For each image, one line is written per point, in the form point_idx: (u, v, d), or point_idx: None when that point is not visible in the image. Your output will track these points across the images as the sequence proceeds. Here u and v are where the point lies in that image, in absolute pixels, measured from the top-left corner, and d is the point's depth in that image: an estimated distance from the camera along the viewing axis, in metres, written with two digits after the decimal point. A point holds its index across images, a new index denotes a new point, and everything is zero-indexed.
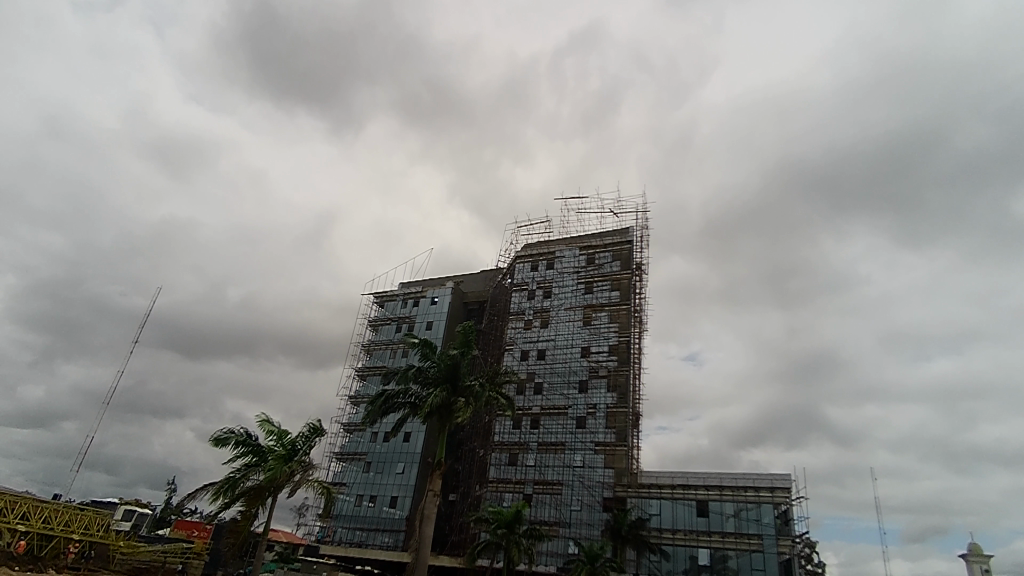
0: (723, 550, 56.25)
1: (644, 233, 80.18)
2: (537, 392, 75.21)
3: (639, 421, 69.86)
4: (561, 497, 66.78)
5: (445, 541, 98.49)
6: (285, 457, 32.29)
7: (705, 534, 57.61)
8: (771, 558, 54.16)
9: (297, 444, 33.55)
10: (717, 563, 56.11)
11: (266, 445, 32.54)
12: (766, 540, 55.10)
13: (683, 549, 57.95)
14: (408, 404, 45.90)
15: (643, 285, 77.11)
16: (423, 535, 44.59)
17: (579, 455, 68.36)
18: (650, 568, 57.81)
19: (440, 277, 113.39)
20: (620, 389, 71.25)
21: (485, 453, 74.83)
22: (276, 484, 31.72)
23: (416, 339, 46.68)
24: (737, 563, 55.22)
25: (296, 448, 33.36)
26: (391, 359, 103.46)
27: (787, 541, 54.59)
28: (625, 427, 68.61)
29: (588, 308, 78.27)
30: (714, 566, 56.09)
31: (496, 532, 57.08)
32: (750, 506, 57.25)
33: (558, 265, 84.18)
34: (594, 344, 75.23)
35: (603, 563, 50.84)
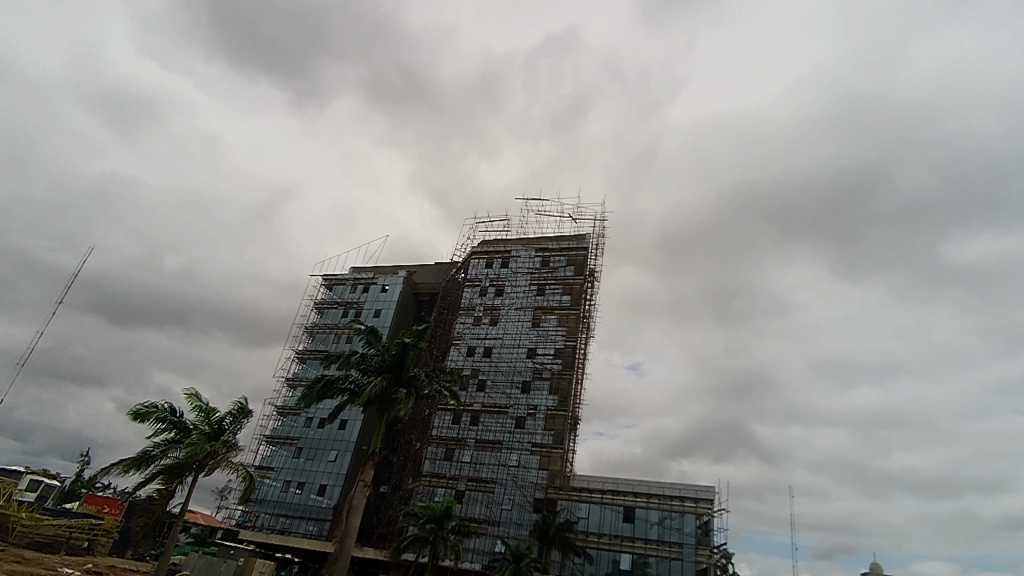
0: (644, 556, 57.81)
1: (600, 242, 81.40)
2: (479, 389, 75.19)
3: (577, 425, 70.90)
4: (493, 495, 66.95)
5: (371, 533, 97.07)
6: (209, 436, 31.09)
7: (629, 540, 59.03)
8: (689, 566, 56.16)
9: (223, 424, 32.47)
10: (637, 568, 57.63)
11: (190, 423, 31.22)
12: (685, 549, 57.05)
13: (606, 553, 59.13)
14: (346, 391, 44.92)
15: (593, 293, 78.33)
16: (349, 524, 43.72)
17: (514, 455, 68.70)
18: (573, 570, 58.79)
19: (393, 266, 111.71)
20: (561, 392, 72.14)
21: (421, 446, 74.15)
22: (197, 463, 30.44)
23: (362, 325, 45.86)
24: (657, 569, 56.91)
25: (222, 428, 32.32)
26: (334, 345, 101.08)
27: (705, 550, 56.76)
28: (563, 430, 69.51)
29: (538, 310, 78.87)
30: (634, 570, 57.57)
31: (423, 526, 56.60)
32: (673, 515, 59.07)
33: (513, 265, 84.46)
34: (540, 346, 75.83)
35: (528, 563, 51.24)
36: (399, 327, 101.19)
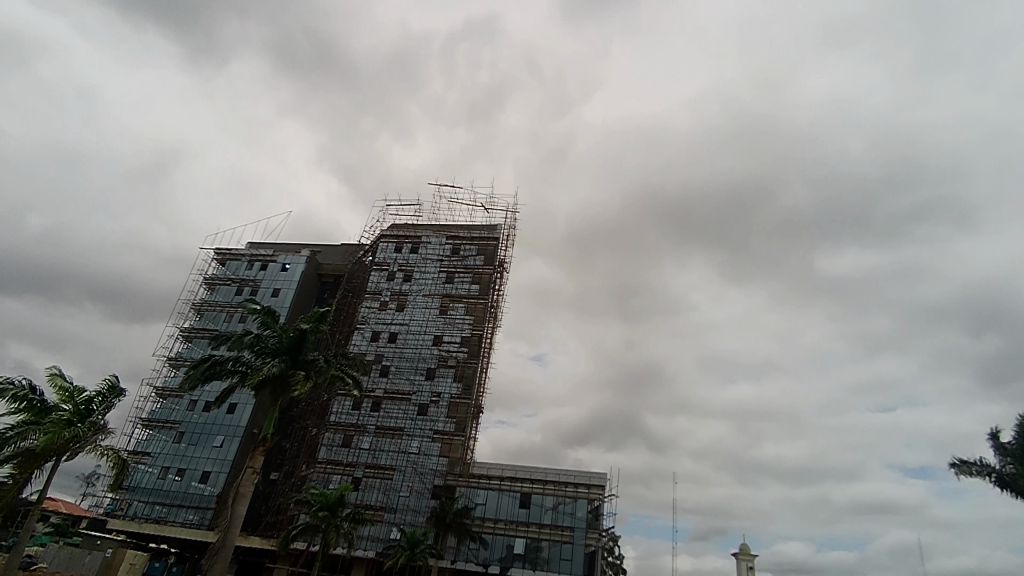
0: (537, 541, 59.12)
1: (511, 233, 81.64)
2: (383, 375, 73.21)
3: (479, 413, 71.08)
4: (391, 483, 65.67)
5: (258, 522, 92.18)
6: (75, 418, 27.63)
7: (524, 524, 60.13)
8: (578, 549, 58.18)
9: (91, 406, 29.00)
10: (530, 552, 58.83)
11: (52, 402, 27.59)
12: (576, 532, 59.07)
13: (501, 538, 59.93)
14: (236, 373, 41.84)
15: (502, 283, 78.54)
16: (232, 515, 40.80)
17: (415, 442, 67.72)
18: (468, 556, 59.23)
19: (295, 244, 105.88)
20: (466, 380, 71.95)
21: (317, 432, 71.07)
22: (58, 446, 26.54)
23: (257, 305, 42.77)
24: (548, 553, 58.41)
25: (89, 409, 28.85)
26: (226, 323, 94.32)
27: (595, 534, 59.14)
28: (466, 418, 69.40)
29: (446, 297, 77.91)
30: (527, 555, 58.71)
31: (315, 514, 54.30)
32: (567, 500, 60.69)
33: (423, 250, 82.73)
34: (447, 333, 75.03)
35: (423, 550, 50.72)
36: (299, 308, 96.22)
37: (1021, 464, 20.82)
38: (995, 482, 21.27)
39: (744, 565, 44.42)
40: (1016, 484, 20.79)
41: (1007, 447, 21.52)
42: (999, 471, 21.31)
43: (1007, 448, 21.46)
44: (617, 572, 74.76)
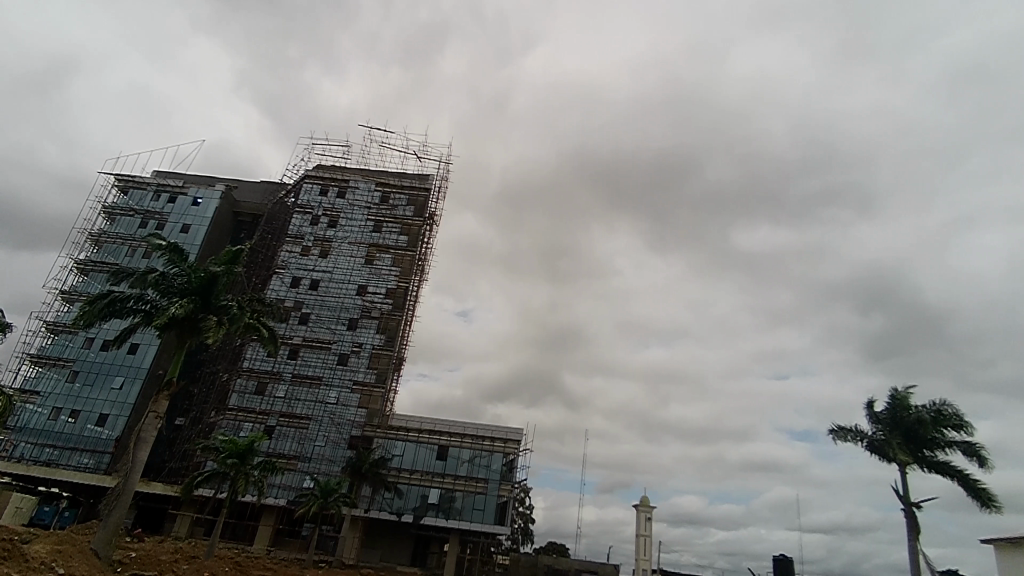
0: (451, 492, 59.80)
1: (444, 185, 79.42)
2: (302, 322, 70.41)
3: (401, 366, 70.21)
4: (306, 432, 64.12)
5: (161, 469, 87.89)
6: None
7: (439, 476, 60.56)
8: (491, 499, 59.28)
9: None
10: (443, 502, 59.37)
11: None
12: (490, 484, 60.13)
13: (416, 489, 60.12)
14: (139, 312, 38.64)
15: (432, 236, 76.78)
16: (132, 461, 37.96)
17: (333, 392, 66.17)
18: (381, 505, 58.68)
19: (209, 178, 98.26)
20: (389, 332, 70.63)
21: (228, 378, 67.71)
22: None
23: (164, 241, 39.23)
24: (461, 503, 59.15)
25: None
26: (128, 258, 86.95)
27: (507, 486, 60.43)
28: (387, 370, 68.42)
29: (372, 247, 75.30)
30: (440, 504, 59.22)
31: (224, 462, 52.14)
32: (483, 454, 61.61)
33: (350, 196, 79.09)
34: (371, 284, 72.86)
35: (336, 499, 50.13)
36: (212, 247, 90.17)
37: (888, 430, 22.89)
38: (865, 445, 23.28)
39: (642, 516, 47.23)
40: (883, 448, 22.86)
41: (879, 415, 23.55)
42: (869, 435, 23.35)
43: (879, 415, 23.50)
44: (526, 522, 77.63)
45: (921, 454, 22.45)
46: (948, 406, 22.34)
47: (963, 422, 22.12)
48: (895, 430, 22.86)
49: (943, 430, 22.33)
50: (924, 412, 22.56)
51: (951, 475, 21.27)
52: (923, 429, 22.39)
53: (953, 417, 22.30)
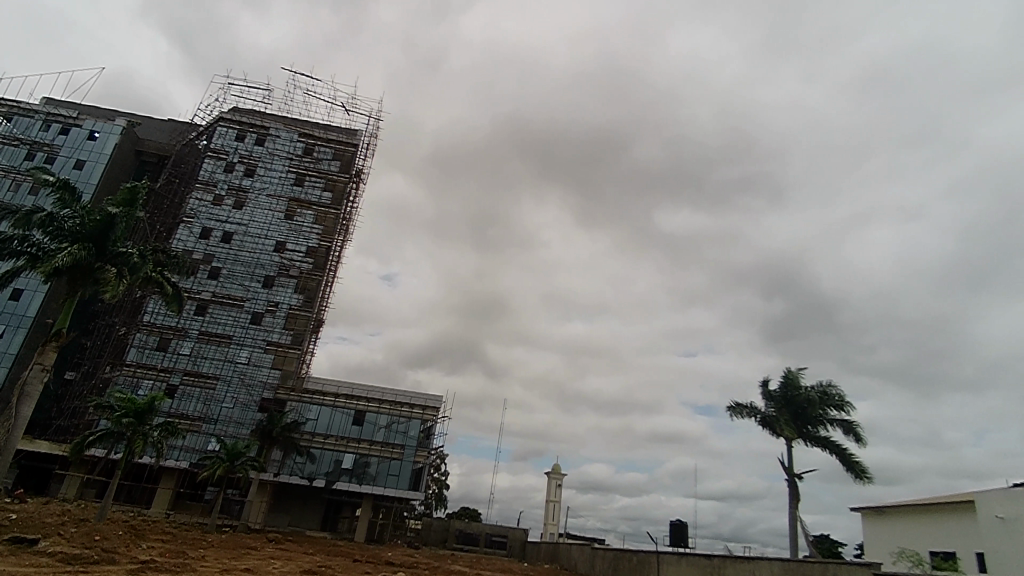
0: (365, 456, 58.55)
1: (372, 142, 75.85)
2: (212, 277, 65.63)
3: (320, 328, 67.33)
4: (213, 392, 60.37)
5: (46, 426, 80.59)
6: None
7: (354, 440, 59.00)
8: (406, 465, 58.55)
9: None
10: (358, 468, 58.08)
11: None
12: (406, 450, 59.32)
13: (330, 454, 58.24)
14: (22, 255, 33.30)
15: (358, 195, 73.44)
16: (13, 418, 33.83)
17: (244, 352, 62.52)
18: (292, 469, 56.51)
19: (109, 111, 88.87)
20: (308, 293, 67.47)
21: (125, 332, 62.23)
22: None
23: (48, 176, 33.47)
24: (376, 468, 58.06)
25: None
26: (9, 193, 77.50)
27: (424, 452, 59.88)
28: (304, 331, 65.45)
29: (293, 201, 70.96)
30: (354, 470, 57.88)
31: (117, 421, 48.08)
32: (400, 421, 60.57)
33: (270, 145, 73.81)
34: (290, 241, 68.91)
35: (244, 463, 47.70)
36: (109, 188, 81.92)
37: (779, 407, 24.14)
38: (758, 421, 24.45)
39: (552, 483, 48.24)
40: (774, 424, 24.06)
41: (772, 393, 24.76)
42: (763, 412, 24.52)
43: (773, 393, 24.71)
44: (441, 488, 77.95)
45: (805, 430, 23.76)
46: (832, 387, 23.77)
47: (845, 402, 23.61)
48: (786, 408, 24.13)
49: (826, 409, 23.78)
50: (812, 392, 23.93)
51: (831, 450, 22.72)
52: (810, 407, 23.78)
53: (836, 397, 23.74)
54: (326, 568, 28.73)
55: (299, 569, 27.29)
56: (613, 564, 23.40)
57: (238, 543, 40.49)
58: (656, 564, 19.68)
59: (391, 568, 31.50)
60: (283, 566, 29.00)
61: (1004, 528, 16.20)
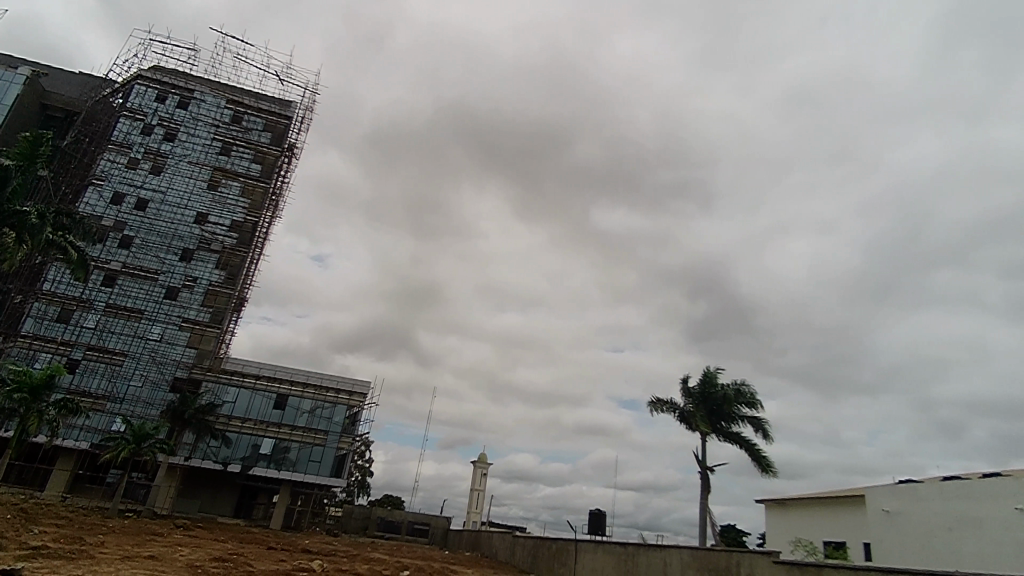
0: (285, 442, 51.99)
1: (307, 116, 72.05)
2: (123, 247, 60.06)
3: (241, 307, 63.65)
4: (119, 369, 55.49)
5: None
6: None
7: (275, 425, 52.32)
8: (329, 452, 52.12)
9: None
10: (276, 454, 51.50)
11: None
12: (329, 436, 52.98)
13: (247, 438, 51.48)
14: None
15: (289, 171, 69.79)
16: None
17: (157, 329, 57.96)
18: (204, 454, 49.74)
19: (8, 55, 80.02)
20: (230, 270, 63.71)
21: (20, 301, 56.09)
22: None
23: None
24: (296, 455, 51.71)
25: None
26: None
27: (348, 438, 53.46)
28: (224, 309, 61.69)
29: (217, 171, 66.34)
30: (273, 456, 51.35)
31: (10, 396, 43.59)
32: (325, 405, 54.01)
33: (194, 109, 68.59)
34: (213, 213, 64.29)
35: (152, 445, 43.93)
36: (4, 139, 73.51)
37: (696, 404, 24.93)
38: (676, 417, 25.16)
39: (477, 471, 47.91)
40: (690, 419, 24.85)
41: (691, 390, 25.56)
42: (682, 408, 25.27)
43: (691, 390, 25.47)
44: (364, 475, 76.13)
45: (719, 425, 24.66)
46: (746, 386, 24.70)
47: (756, 400, 24.57)
48: (703, 404, 24.93)
49: (739, 406, 24.70)
50: (728, 390, 24.80)
51: (742, 445, 23.65)
52: (725, 404, 24.66)
53: (749, 395, 24.68)
54: (239, 556, 27.02)
55: (208, 557, 25.48)
56: (532, 553, 22.62)
57: (142, 528, 37.57)
58: (574, 552, 19.00)
59: (310, 555, 30.19)
60: (192, 553, 26.98)
61: (891, 523, 16.23)
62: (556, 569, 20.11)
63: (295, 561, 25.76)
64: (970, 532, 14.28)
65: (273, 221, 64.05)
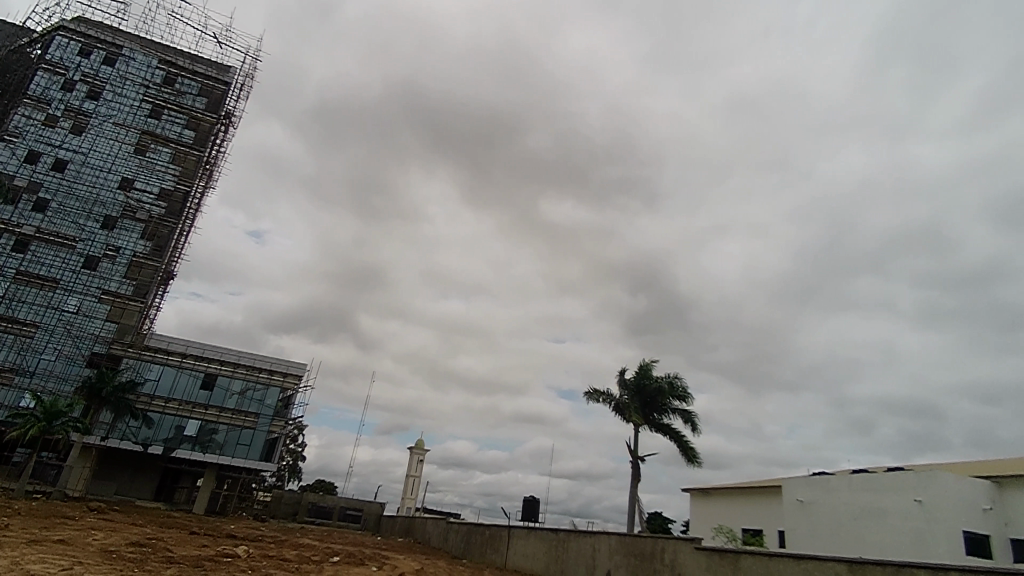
0: (212, 424, 48.67)
1: (251, 78, 60.56)
2: (32, 210, 49.58)
3: (170, 282, 54.33)
4: (29, 342, 45.96)
5: None
6: None
7: (202, 406, 48.80)
8: (259, 436, 49.44)
9: None
10: (202, 436, 48.07)
11: None
12: (261, 419, 50.17)
13: (171, 419, 47.77)
14: None
15: (227, 139, 58.81)
16: None
17: (72, 301, 48.58)
18: (122, 435, 45.68)
19: None
20: (159, 240, 54.11)
21: None
22: None
23: None
24: (223, 437, 48.51)
25: None
26: None
27: (281, 421, 51.07)
28: (150, 283, 52.30)
29: (146, 135, 55.23)
30: (198, 439, 47.89)
31: None
32: (257, 386, 51.13)
33: (123, 66, 56.60)
34: (139, 178, 53.91)
35: (65, 424, 40.09)
36: None
37: (631, 395, 25.37)
38: (612, 407, 25.50)
39: (414, 457, 47.26)
40: (624, 410, 25.27)
41: (627, 381, 25.96)
42: (617, 398, 25.65)
43: (627, 381, 25.86)
44: (295, 460, 73.63)
45: (651, 417, 25.18)
46: (679, 379, 25.31)
47: (687, 393, 25.22)
48: (637, 396, 25.39)
49: (671, 399, 25.29)
50: (662, 382, 25.34)
51: (671, 436, 24.28)
52: (659, 396, 25.20)
53: (681, 388, 25.28)
54: (158, 541, 25.44)
55: (124, 542, 23.64)
56: (465, 538, 22.25)
57: (51, 512, 34.81)
58: (507, 539, 18.85)
59: (237, 541, 28.70)
60: (106, 538, 25.05)
61: (804, 512, 16.99)
62: (488, 554, 19.91)
63: (219, 546, 24.39)
64: (873, 520, 15.18)
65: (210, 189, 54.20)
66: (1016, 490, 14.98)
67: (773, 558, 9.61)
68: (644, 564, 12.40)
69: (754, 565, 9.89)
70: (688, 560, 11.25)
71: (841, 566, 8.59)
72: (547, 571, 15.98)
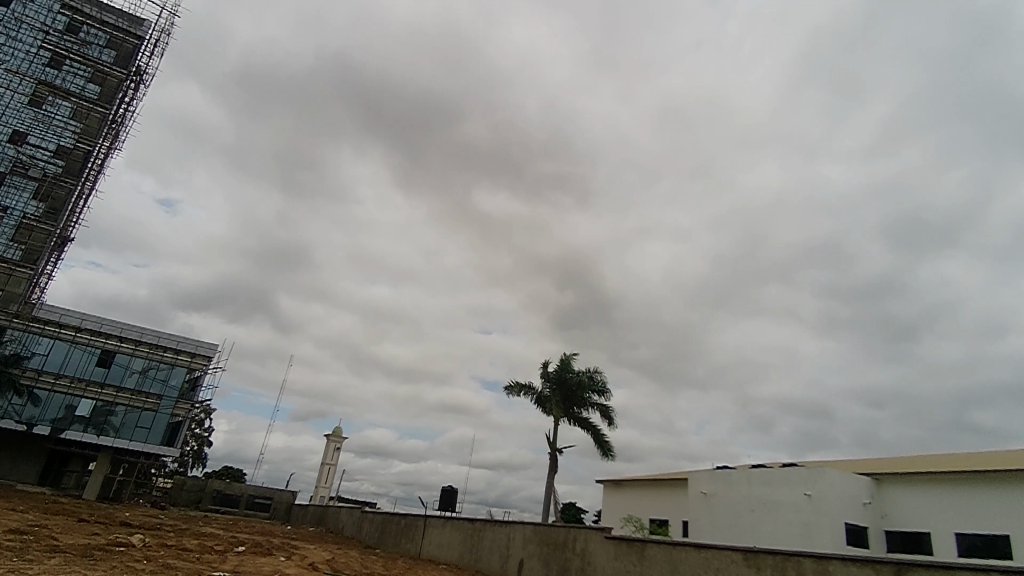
0: (109, 404, 44.78)
1: (169, 35, 55.00)
2: None
3: (65, 250, 49.32)
4: None
5: None
6: None
7: (96, 385, 44.74)
8: (162, 418, 46.17)
9: None
10: (96, 417, 44.11)
11: None
12: (164, 401, 46.80)
13: (60, 398, 43.44)
14: None
15: (137, 99, 53.37)
16: None
17: None
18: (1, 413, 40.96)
19: None
20: (53, 204, 48.98)
21: None
22: None
23: None
24: (121, 419, 44.77)
25: None
26: None
27: (186, 404, 47.92)
28: (41, 250, 47.21)
29: (43, 86, 49.02)
30: (91, 420, 43.88)
31: None
32: (161, 366, 47.58)
33: (19, 8, 49.29)
34: (32, 133, 48.16)
35: None
36: None
37: (553, 388, 25.70)
38: (533, 400, 25.73)
39: (329, 445, 45.77)
40: (545, 403, 25.58)
41: (549, 374, 26.27)
42: (539, 390, 25.92)
43: (549, 374, 26.18)
44: (201, 445, 69.47)
45: (571, 410, 25.61)
46: (599, 373, 25.89)
47: (606, 388, 25.83)
48: (558, 389, 25.74)
49: (591, 393, 25.79)
50: (582, 376, 25.85)
51: (588, 430, 24.79)
52: (579, 390, 25.67)
53: (601, 383, 25.87)
54: (39, 529, 23.05)
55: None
56: (379, 528, 21.73)
57: None
58: (422, 528, 18.55)
59: (132, 529, 26.70)
60: None
61: (707, 503, 17.87)
62: (402, 544, 19.54)
63: (110, 535, 22.52)
64: (766, 511, 16.20)
65: (117, 154, 49.34)
66: (892, 487, 16.40)
67: (677, 547, 9.93)
68: (556, 553, 12.53)
69: (660, 554, 10.18)
70: (598, 550, 11.46)
71: (737, 555, 8.99)
72: (461, 560, 15.87)
